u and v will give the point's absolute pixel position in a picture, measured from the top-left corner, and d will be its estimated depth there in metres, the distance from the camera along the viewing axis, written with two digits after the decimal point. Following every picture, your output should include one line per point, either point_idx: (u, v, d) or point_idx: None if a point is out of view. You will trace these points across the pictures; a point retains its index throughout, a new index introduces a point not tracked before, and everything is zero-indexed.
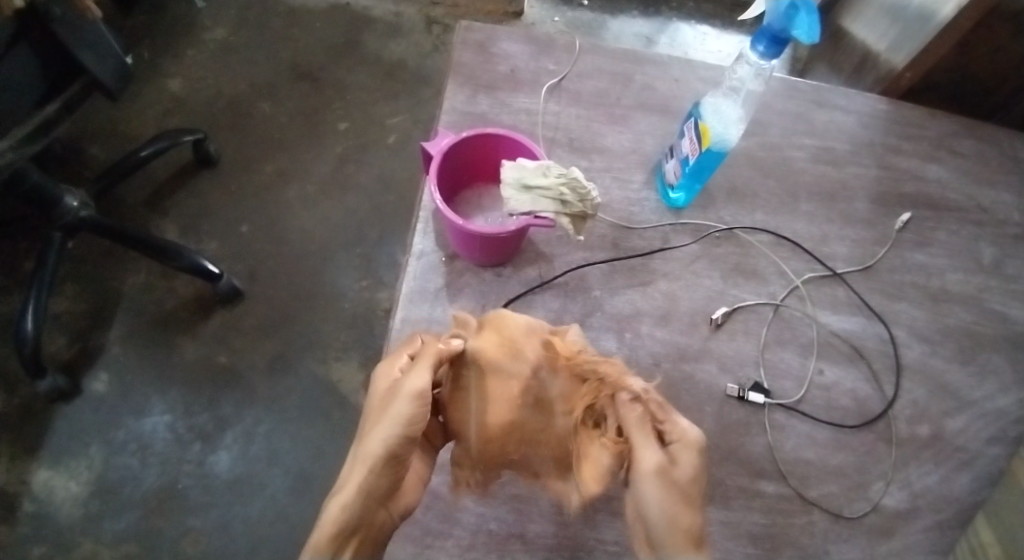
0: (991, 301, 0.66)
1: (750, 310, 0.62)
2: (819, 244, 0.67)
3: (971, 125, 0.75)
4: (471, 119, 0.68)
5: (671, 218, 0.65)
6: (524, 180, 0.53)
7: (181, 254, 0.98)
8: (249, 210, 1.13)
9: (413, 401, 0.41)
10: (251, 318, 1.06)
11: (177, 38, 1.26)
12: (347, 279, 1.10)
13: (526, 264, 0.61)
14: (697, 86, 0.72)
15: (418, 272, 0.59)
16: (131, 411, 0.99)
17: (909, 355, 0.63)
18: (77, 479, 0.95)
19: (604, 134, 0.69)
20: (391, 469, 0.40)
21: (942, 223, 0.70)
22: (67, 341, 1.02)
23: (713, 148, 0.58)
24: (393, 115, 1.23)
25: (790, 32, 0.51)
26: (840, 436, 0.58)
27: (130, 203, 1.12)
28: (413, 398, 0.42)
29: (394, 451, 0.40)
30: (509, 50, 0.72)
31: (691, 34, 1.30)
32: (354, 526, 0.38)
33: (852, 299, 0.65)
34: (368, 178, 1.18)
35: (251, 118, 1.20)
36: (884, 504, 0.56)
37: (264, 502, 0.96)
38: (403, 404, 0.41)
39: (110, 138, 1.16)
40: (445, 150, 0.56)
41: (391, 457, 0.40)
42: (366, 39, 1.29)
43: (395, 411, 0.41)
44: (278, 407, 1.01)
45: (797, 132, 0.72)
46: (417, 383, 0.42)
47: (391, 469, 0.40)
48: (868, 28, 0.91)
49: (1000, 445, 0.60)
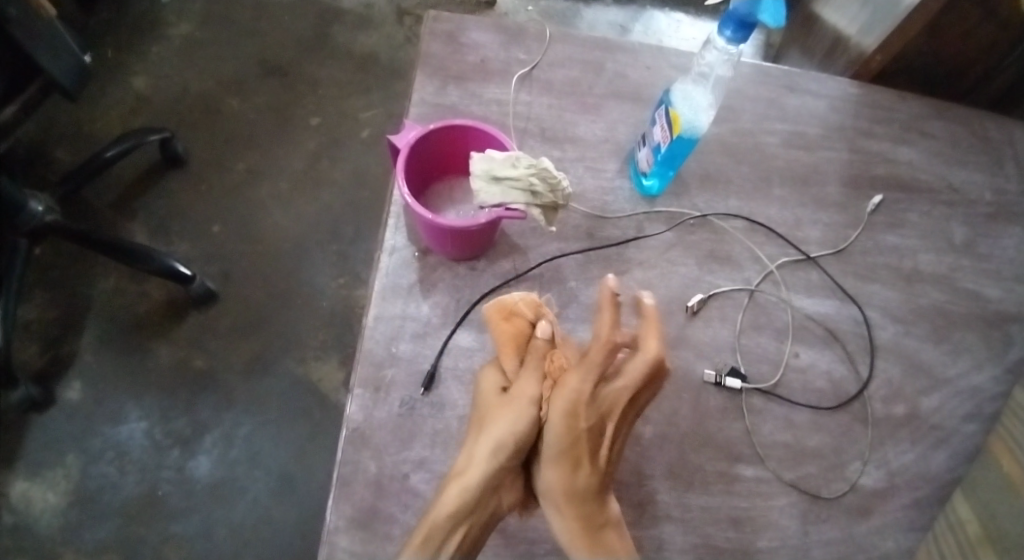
0: (965, 280, 0.67)
1: (725, 296, 0.63)
2: (792, 229, 0.67)
3: (941, 106, 0.75)
4: (441, 110, 0.67)
5: (645, 206, 0.65)
6: (492, 171, 0.52)
7: (150, 257, 0.96)
8: (222, 210, 1.12)
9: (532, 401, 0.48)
10: (226, 319, 1.05)
11: (142, 35, 1.23)
12: (324, 277, 1.09)
13: (500, 256, 0.60)
14: (669, 72, 0.72)
15: (390, 268, 0.58)
16: (106, 419, 0.97)
17: (882, 336, 0.63)
18: (54, 489, 0.93)
19: (577, 123, 0.68)
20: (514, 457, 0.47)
21: (914, 204, 0.70)
22: (38, 349, 1.00)
23: (684, 134, 0.58)
24: (366, 109, 1.21)
25: (757, 16, 0.51)
26: (816, 418, 0.59)
27: (97, 206, 1.09)
28: (517, 412, 0.47)
29: (518, 445, 0.47)
30: (478, 39, 0.71)
31: (665, 21, 1.30)
32: (473, 507, 0.45)
33: (825, 282, 0.65)
34: (342, 174, 1.16)
35: (220, 116, 1.18)
36: (861, 484, 0.57)
37: (246, 506, 0.95)
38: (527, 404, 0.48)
39: (75, 141, 1.14)
40: (412, 144, 0.55)
41: (504, 458, 0.46)
42: (336, 32, 1.27)
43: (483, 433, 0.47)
44: (257, 408, 1.00)
45: (768, 117, 0.72)
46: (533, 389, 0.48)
47: (513, 458, 0.47)
48: (837, 12, 0.91)
49: (976, 422, 0.60)
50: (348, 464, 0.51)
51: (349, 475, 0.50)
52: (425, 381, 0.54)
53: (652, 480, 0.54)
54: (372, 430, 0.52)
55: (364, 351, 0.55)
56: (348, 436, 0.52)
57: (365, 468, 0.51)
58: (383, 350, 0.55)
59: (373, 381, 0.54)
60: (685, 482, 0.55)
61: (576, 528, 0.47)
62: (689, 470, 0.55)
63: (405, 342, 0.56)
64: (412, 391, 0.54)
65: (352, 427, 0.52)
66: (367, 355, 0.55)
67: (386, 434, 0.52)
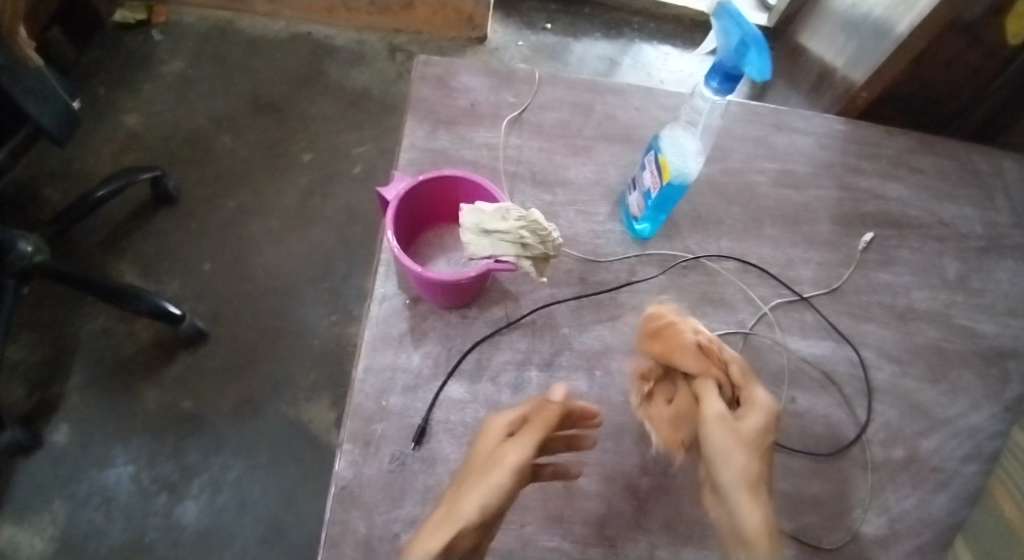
0: (958, 317, 0.67)
1: (719, 340, 0.62)
2: (785, 269, 0.67)
3: (929, 141, 0.76)
4: (432, 155, 0.66)
5: (637, 249, 0.65)
6: (482, 224, 0.51)
7: (140, 297, 0.95)
8: (213, 247, 1.11)
9: (513, 469, 0.45)
10: (216, 359, 1.03)
11: (134, 73, 1.23)
12: (316, 314, 1.08)
13: (492, 304, 0.60)
14: (658, 114, 0.72)
15: (380, 318, 0.58)
16: (94, 463, 0.95)
17: (879, 377, 0.63)
18: (40, 535, 0.91)
19: (567, 166, 0.68)
20: (502, 494, 0.44)
21: (905, 241, 0.70)
22: (25, 391, 0.98)
23: (673, 181, 0.58)
24: (358, 145, 1.21)
25: (743, 69, 0.50)
26: (815, 465, 0.58)
27: (87, 245, 1.08)
28: (515, 468, 0.45)
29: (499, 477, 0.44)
30: (468, 83, 0.71)
31: (653, 54, 1.32)
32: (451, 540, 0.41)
33: (820, 324, 0.64)
34: (335, 210, 1.16)
35: (212, 153, 1.18)
36: (863, 533, 0.56)
37: (236, 552, 0.92)
38: (502, 475, 0.44)
39: (66, 179, 1.13)
40: (402, 196, 0.54)
41: (501, 493, 0.44)
42: (328, 68, 1.27)
43: (483, 484, 0.44)
44: (249, 450, 0.98)
45: (758, 156, 0.72)
46: (516, 457, 0.45)
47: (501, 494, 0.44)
48: (826, 45, 0.93)
49: (975, 463, 0.60)
50: (337, 525, 0.49)
51: (337, 536, 0.49)
52: (415, 435, 0.53)
53: (650, 535, 0.53)
54: (362, 487, 0.51)
55: (353, 406, 0.54)
56: (337, 495, 0.50)
57: (355, 529, 0.49)
58: (373, 404, 0.54)
59: (362, 435, 0.53)
60: (683, 536, 0.53)
61: (743, 457, 0.47)
62: (687, 522, 0.54)
63: (395, 395, 0.55)
64: (402, 446, 0.53)
65: (341, 485, 0.51)
66: (357, 409, 0.54)
67: (376, 490, 0.51)
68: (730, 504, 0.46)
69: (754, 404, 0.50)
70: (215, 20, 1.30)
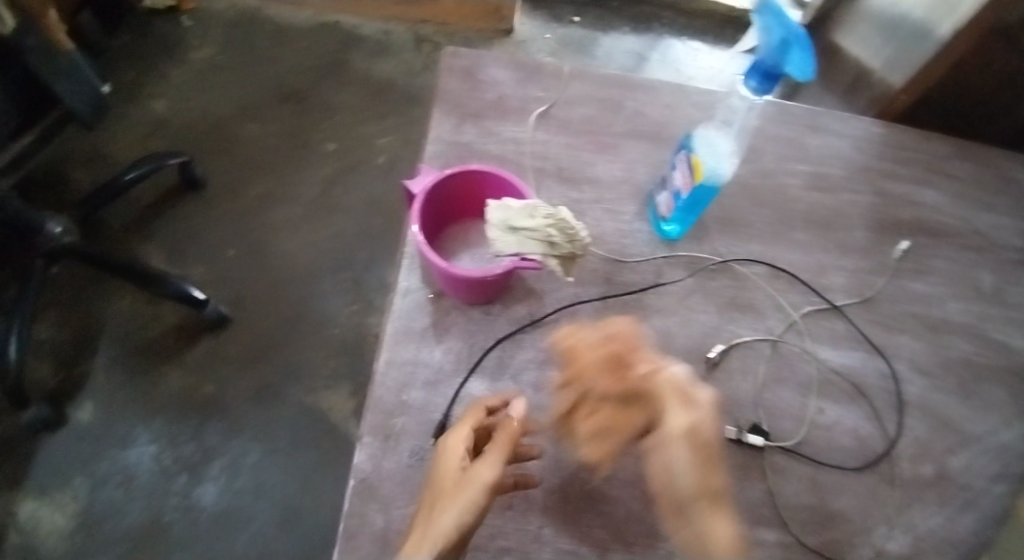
0: (994, 331, 0.65)
1: (747, 346, 0.60)
2: (816, 275, 0.65)
3: (970, 148, 0.73)
4: (458, 148, 0.66)
5: (664, 250, 0.63)
6: (509, 221, 0.50)
7: (166, 281, 0.95)
8: (237, 233, 1.11)
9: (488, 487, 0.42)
10: (237, 344, 1.04)
11: (163, 57, 1.24)
12: (336, 303, 1.08)
13: (515, 301, 0.59)
14: (689, 112, 0.71)
15: (403, 312, 0.57)
16: (116, 442, 0.96)
17: (910, 391, 0.61)
18: (63, 510, 0.92)
19: (594, 163, 0.67)
20: (477, 512, 0.42)
21: (942, 251, 0.68)
22: (52, 369, 0.99)
23: (705, 183, 0.56)
24: (382, 135, 1.21)
25: (784, 68, 0.49)
26: (842, 478, 0.56)
27: (114, 227, 1.09)
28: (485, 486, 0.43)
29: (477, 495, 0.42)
30: (497, 76, 0.70)
31: (682, 50, 1.30)
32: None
33: (851, 333, 0.63)
34: (357, 200, 1.16)
35: (238, 139, 1.18)
36: (888, 550, 0.54)
37: (251, 536, 0.93)
38: (479, 491, 0.42)
39: (95, 160, 1.15)
40: (428, 190, 0.53)
41: (475, 512, 0.42)
42: (354, 58, 1.27)
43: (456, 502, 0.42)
44: (266, 435, 0.99)
45: (790, 158, 0.70)
46: (490, 474, 0.43)
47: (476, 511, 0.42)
48: (863, 45, 0.90)
49: (1005, 483, 0.58)
50: (355, 517, 0.49)
51: (354, 529, 0.49)
52: (435, 431, 0.53)
53: (670, 543, 0.52)
54: (380, 481, 0.51)
55: (373, 399, 0.53)
56: (356, 488, 0.50)
57: (372, 523, 0.49)
58: (393, 399, 0.54)
59: (382, 429, 0.52)
60: None
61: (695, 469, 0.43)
62: None
63: (416, 390, 0.54)
64: (422, 441, 0.52)
65: (360, 478, 0.50)
66: (377, 403, 0.53)
67: (394, 485, 0.50)
68: (691, 522, 0.43)
69: (698, 405, 0.46)
70: (244, 7, 1.30)
